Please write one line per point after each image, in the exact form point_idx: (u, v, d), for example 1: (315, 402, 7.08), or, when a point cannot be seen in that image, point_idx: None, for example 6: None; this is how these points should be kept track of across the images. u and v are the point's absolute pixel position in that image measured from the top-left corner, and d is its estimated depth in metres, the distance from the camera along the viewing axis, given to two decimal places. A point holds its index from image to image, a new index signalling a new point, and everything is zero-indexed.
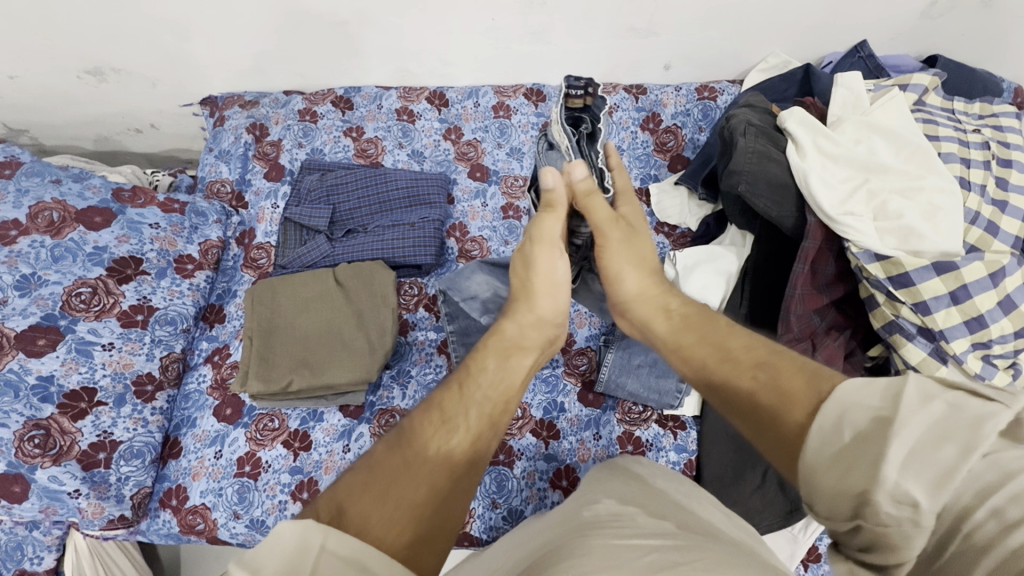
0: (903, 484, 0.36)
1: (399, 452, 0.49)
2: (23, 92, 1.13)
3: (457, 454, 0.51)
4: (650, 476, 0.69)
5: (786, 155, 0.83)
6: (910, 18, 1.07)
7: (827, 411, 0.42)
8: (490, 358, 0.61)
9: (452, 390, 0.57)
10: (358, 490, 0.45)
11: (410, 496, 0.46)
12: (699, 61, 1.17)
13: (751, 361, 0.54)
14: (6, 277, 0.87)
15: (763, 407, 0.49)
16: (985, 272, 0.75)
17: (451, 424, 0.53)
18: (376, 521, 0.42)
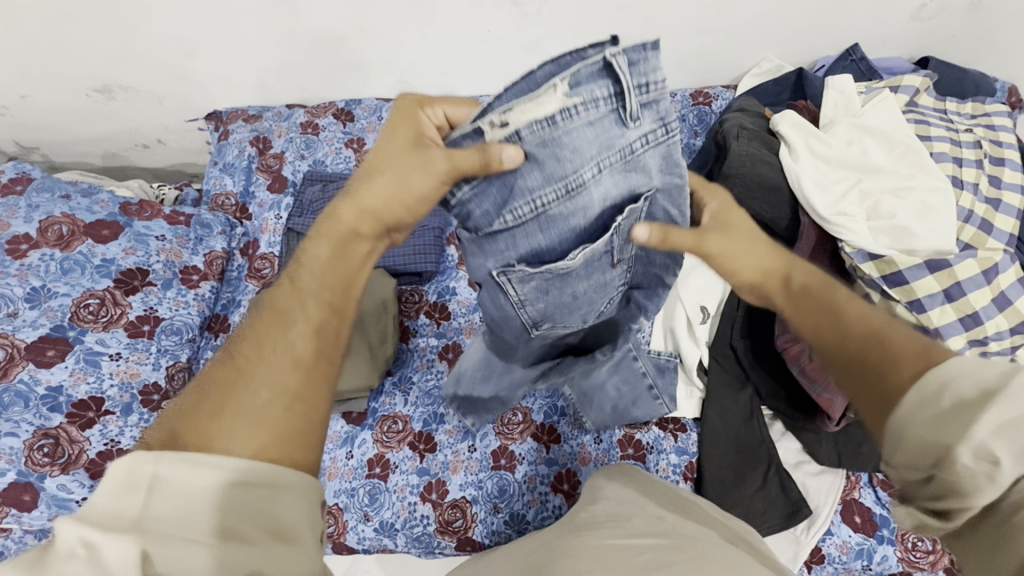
0: (989, 444, 0.36)
1: (228, 366, 0.45)
2: (35, 110, 1.16)
3: (299, 349, 0.47)
4: (650, 484, 0.68)
5: (779, 158, 0.84)
6: (901, 21, 1.09)
7: (927, 379, 0.40)
8: (325, 241, 0.52)
9: (284, 283, 0.51)
10: (191, 416, 0.42)
11: (251, 401, 0.43)
12: (693, 67, 1.18)
13: (865, 323, 0.50)
14: (17, 290, 0.89)
15: (868, 360, 0.47)
16: (978, 270, 0.75)
17: (286, 318, 0.48)
18: (218, 441, 0.40)
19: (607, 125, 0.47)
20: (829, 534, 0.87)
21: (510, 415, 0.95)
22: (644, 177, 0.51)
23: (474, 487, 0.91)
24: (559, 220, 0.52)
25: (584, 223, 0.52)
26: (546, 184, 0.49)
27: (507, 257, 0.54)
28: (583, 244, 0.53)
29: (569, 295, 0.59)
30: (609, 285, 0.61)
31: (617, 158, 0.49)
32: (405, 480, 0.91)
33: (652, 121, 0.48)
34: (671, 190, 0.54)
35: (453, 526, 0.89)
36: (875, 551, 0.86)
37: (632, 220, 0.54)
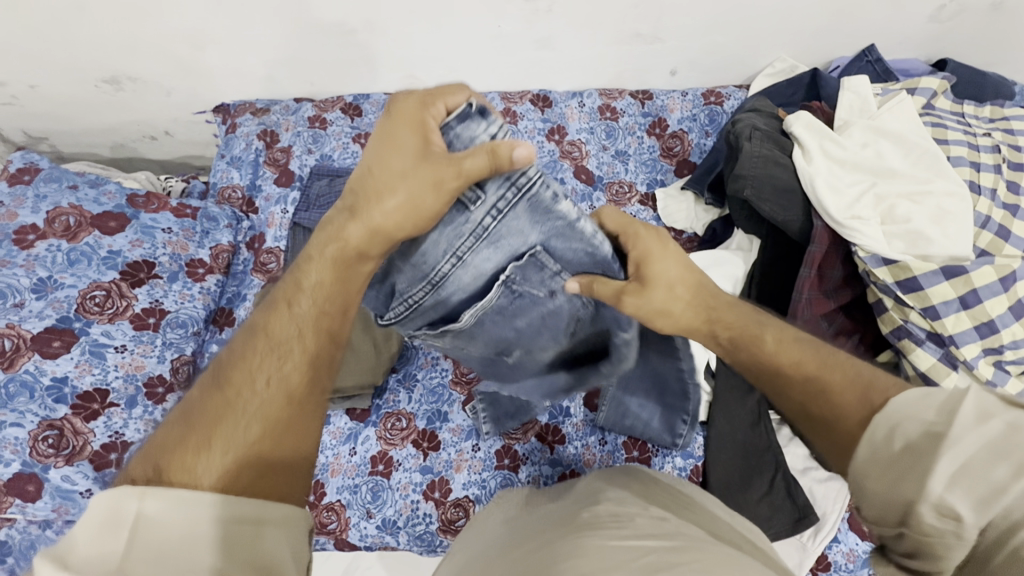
0: (948, 497, 0.39)
1: (218, 395, 0.47)
2: (43, 100, 1.16)
3: (291, 382, 0.50)
4: (642, 482, 0.66)
5: (792, 159, 0.83)
6: (919, 21, 1.07)
7: (880, 424, 0.45)
8: (325, 268, 0.53)
9: (279, 308, 0.53)
10: (176, 447, 0.44)
11: (241, 435, 0.46)
12: (705, 66, 1.17)
13: (808, 381, 0.55)
14: (23, 280, 0.89)
15: (817, 415, 0.53)
16: (995, 276, 0.74)
17: (281, 349, 0.51)
18: (203, 473, 0.42)
19: (453, 212, 0.51)
20: (835, 541, 0.86)
21: None
22: (515, 240, 0.52)
23: (477, 487, 0.90)
24: (451, 294, 0.56)
25: (475, 294, 0.56)
26: (423, 270, 0.54)
27: (416, 327, 0.61)
28: (476, 308, 0.56)
29: (495, 335, 0.64)
30: (544, 323, 0.63)
31: (476, 233, 0.51)
32: (408, 478, 0.91)
33: (498, 190, 0.48)
34: (557, 234, 0.51)
35: (456, 525, 0.89)
36: None
37: (530, 269, 0.55)
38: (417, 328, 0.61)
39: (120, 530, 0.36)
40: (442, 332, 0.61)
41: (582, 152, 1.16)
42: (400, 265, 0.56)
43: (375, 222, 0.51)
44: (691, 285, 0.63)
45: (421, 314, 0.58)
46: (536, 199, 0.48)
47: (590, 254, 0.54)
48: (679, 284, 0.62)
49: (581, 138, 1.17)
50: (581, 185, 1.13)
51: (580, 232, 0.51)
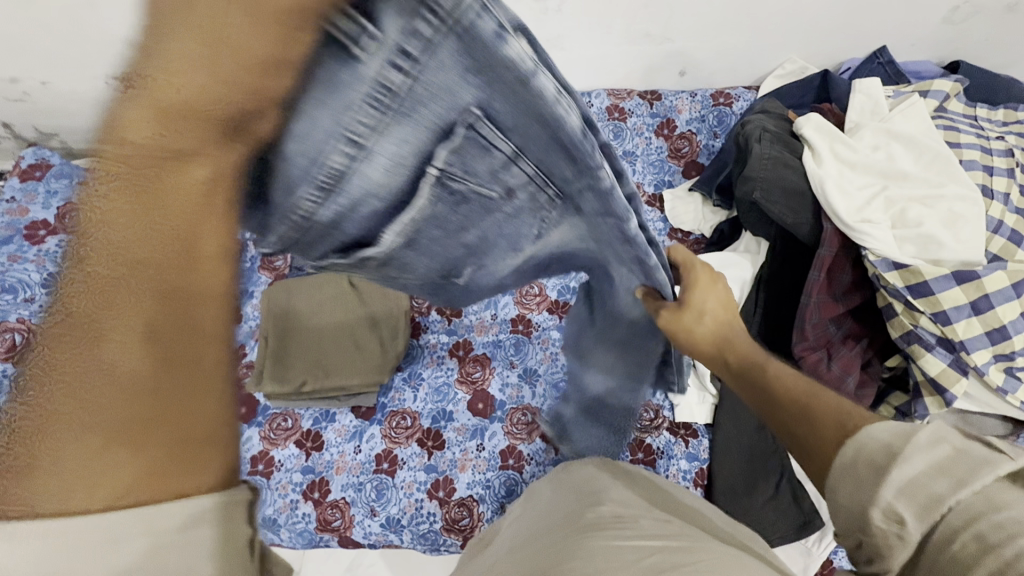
0: (894, 505, 0.33)
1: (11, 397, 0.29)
2: (55, 97, 1.17)
3: (117, 355, 0.29)
4: (641, 484, 0.67)
5: (802, 161, 0.82)
6: (932, 23, 1.06)
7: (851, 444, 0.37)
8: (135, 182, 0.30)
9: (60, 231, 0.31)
10: None
11: (71, 438, 0.28)
12: (715, 67, 1.16)
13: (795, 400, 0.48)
14: (33, 275, 0.91)
15: (798, 434, 0.46)
16: (1008, 282, 0.72)
17: (74, 306, 0.29)
18: (32, 496, 0.27)
19: (329, 64, 0.29)
20: (841, 547, 0.86)
21: (519, 415, 0.95)
22: (443, 107, 0.34)
23: (481, 486, 0.90)
24: (357, 201, 0.38)
25: (396, 192, 0.38)
26: (303, 164, 0.34)
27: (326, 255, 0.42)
28: (405, 217, 0.41)
29: (439, 251, 0.48)
30: (501, 232, 0.49)
31: (378, 94, 0.32)
32: (412, 477, 0.91)
33: (401, 23, 0.29)
34: (501, 92, 0.35)
35: (460, 524, 0.88)
36: None
37: (476, 153, 0.38)
38: (326, 256, 0.43)
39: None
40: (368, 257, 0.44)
41: None
42: (264, 169, 0.33)
43: (162, 100, 0.28)
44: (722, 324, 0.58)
45: (320, 235, 0.40)
46: (468, 34, 0.31)
47: (554, 132, 0.38)
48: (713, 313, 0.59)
49: None
50: None
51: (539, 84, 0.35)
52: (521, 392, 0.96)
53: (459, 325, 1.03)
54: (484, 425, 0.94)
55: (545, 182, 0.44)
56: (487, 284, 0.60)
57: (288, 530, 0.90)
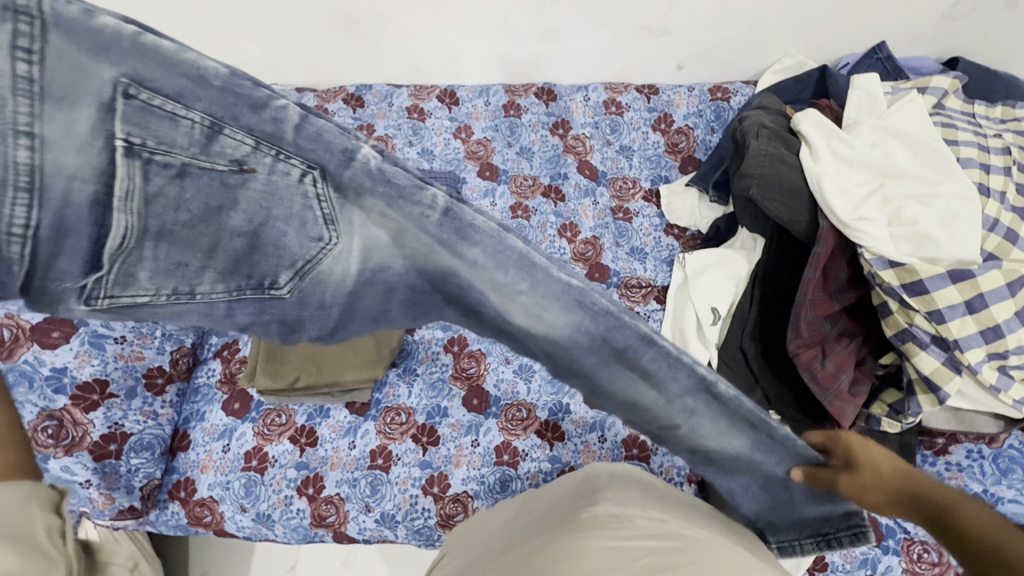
0: None
1: None
2: None
3: None
4: (638, 480, 0.67)
5: (799, 158, 0.82)
6: (931, 18, 1.05)
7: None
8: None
9: None
10: None
11: None
12: (713, 61, 1.15)
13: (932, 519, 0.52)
14: None
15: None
16: (1002, 281, 0.72)
17: None
18: None
19: None
20: None
21: (514, 411, 0.95)
22: (89, 86, 0.38)
23: (476, 482, 0.90)
24: (68, 190, 0.39)
25: (100, 182, 0.40)
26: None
27: (76, 277, 0.41)
28: (122, 198, 0.40)
29: (200, 246, 0.44)
30: (270, 212, 0.44)
31: (25, 86, 0.37)
32: (407, 472, 0.91)
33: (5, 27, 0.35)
34: (156, 110, 0.39)
35: (454, 520, 0.88)
36: (880, 561, 0.85)
37: (165, 124, 0.40)
38: (81, 278, 0.41)
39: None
40: (121, 267, 0.42)
41: (587, 146, 1.15)
42: None
43: None
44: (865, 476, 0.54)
45: (55, 247, 0.40)
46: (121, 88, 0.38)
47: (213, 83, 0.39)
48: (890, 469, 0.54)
49: (585, 133, 1.16)
50: (584, 180, 1.12)
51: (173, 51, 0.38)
52: (516, 388, 0.96)
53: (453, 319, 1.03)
54: (479, 421, 0.94)
55: (274, 146, 0.41)
56: (313, 300, 0.48)
57: (282, 525, 0.89)
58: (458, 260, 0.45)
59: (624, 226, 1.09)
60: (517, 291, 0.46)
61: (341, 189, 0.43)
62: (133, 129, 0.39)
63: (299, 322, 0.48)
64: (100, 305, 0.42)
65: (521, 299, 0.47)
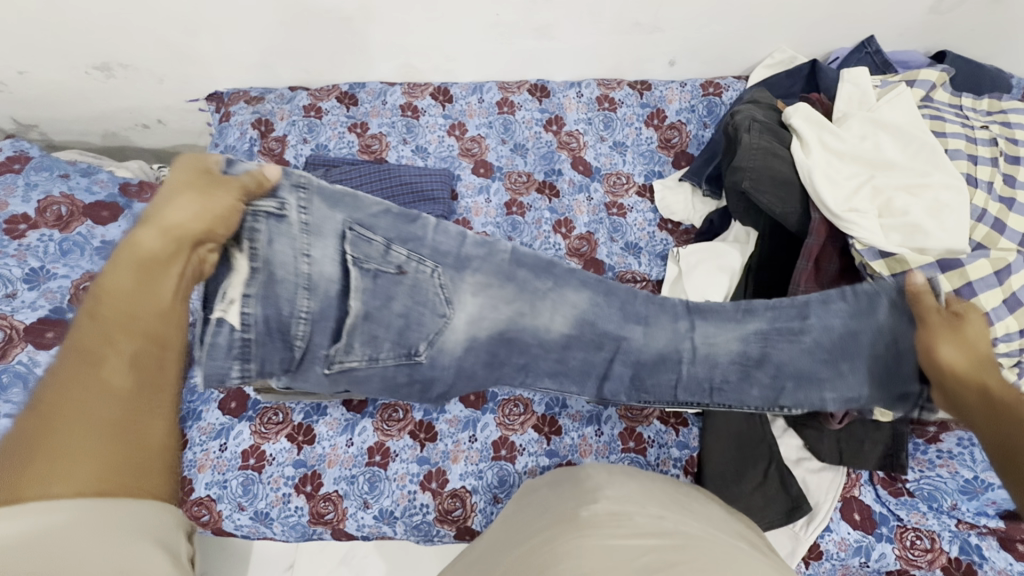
0: None
1: (35, 419, 0.42)
2: (34, 87, 1.13)
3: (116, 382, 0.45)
4: (633, 478, 0.67)
5: (791, 151, 0.83)
6: (919, 12, 1.06)
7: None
8: (127, 270, 0.49)
9: (84, 322, 0.47)
10: (15, 458, 0.40)
11: (77, 440, 0.41)
12: (704, 56, 1.16)
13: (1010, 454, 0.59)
14: (14, 270, 0.88)
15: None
16: (990, 270, 0.73)
17: (99, 358, 0.45)
18: (53, 485, 0.40)
19: (267, 223, 0.56)
20: (828, 531, 0.87)
21: (511, 406, 0.95)
22: (327, 224, 0.60)
23: (474, 477, 0.90)
24: (322, 290, 0.59)
25: (340, 283, 0.60)
26: (289, 279, 0.58)
27: (325, 347, 0.61)
28: (353, 291, 0.61)
29: (386, 322, 0.63)
30: (416, 301, 0.65)
31: (300, 231, 0.58)
32: (405, 468, 0.91)
33: (291, 196, 0.58)
34: (361, 231, 0.61)
35: (452, 515, 0.89)
36: (873, 548, 0.86)
37: (366, 247, 0.62)
38: (329, 347, 0.61)
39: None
40: (347, 340, 0.62)
41: (580, 143, 1.15)
42: (274, 301, 0.57)
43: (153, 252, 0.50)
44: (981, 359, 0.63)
45: (311, 330, 0.59)
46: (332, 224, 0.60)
47: (389, 214, 0.64)
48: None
49: (579, 129, 1.16)
50: (578, 176, 1.13)
51: (366, 200, 0.62)
52: (513, 383, 0.96)
53: None
54: (476, 416, 0.94)
55: (417, 254, 0.65)
56: (440, 361, 0.67)
57: (281, 523, 0.89)
58: (519, 284, 0.69)
59: (618, 221, 1.10)
60: (547, 288, 0.70)
61: (451, 274, 0.66)
62: (348, 253, 0.60)
63: (432, 377, 0.68)
64: (334, 368, 0.62)
65: (550, 295, 0.70)
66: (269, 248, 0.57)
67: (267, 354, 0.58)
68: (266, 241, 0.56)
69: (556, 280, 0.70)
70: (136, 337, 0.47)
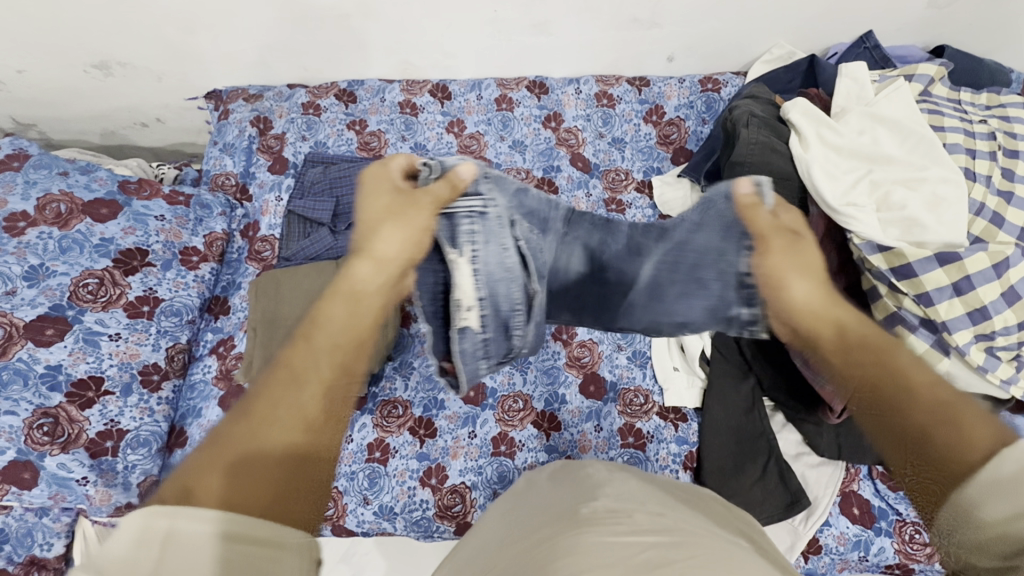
0: None
1: (244, 420, 0.48)
2: (31, 86, 1.13)
3: (308, 407, 0.51)
4: (634, 477, 0.67)
5: (789, 146, 0.83)
6: (917, 7, 1.06)
7: (1007, 456, 0.42)
8: (339, 303, 0.61)
9: (299, 342, 0.57)
10: (203, 467, 0.43)
11: (266, 453, 0.45)
12: (702, 51, 1.16)
13: (892, 383, 0.56)
14: (14, 267, 0.88)
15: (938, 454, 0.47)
16: (988, 263, 0.74)
17: (301, 380, 0.53)
18: (227, 489, 0.41)
19: (477, 221, 0.68)
20: (826, 525, 0.87)
21: (511, 402, 0.95)
22: (503, 213, 0.71)
23: (474, 473, 0.90)
24: (514, 272, 0.70)
25: (526, 272, 0.71)
26: (501, 266, 0.69)
27: (521, 328, 0.71)
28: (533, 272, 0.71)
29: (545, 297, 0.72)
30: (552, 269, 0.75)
31: (498, 222, 0.70)
32: (405, 465, 0.91)
33: (486, 196, 0.70)
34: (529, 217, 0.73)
35: (452, 511, 0.89)
36: (872, 542, 0.87)
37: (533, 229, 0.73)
38: (519, 330, 0.71)
39: (148, 544, 0.36)
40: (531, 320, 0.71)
41: (579, 139, 1.15)
42: (488, 290, 0.68)
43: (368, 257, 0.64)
44: (822, 292, 0.66)
45: (513, 312, 0.70)
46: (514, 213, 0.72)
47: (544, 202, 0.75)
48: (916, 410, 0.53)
49: (578, 126, 1.16)
50: (577, 172, 1.13)
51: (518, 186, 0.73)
52: (513, 379, 0.96)
53: None
54: (475, 413, 0.94)
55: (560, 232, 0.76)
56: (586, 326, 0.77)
57: None
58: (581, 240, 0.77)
59: (617, 218, 1.10)
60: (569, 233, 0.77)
61: (585, 248, 0.77)
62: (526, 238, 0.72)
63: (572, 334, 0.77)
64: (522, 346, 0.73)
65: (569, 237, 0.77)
66: (483, 239, 0.69)
67: (494, 347, 0.71)
68: (477, 235, 0.68)
69: (570, 225, 0.77)
70: (331, 368, 0.56)
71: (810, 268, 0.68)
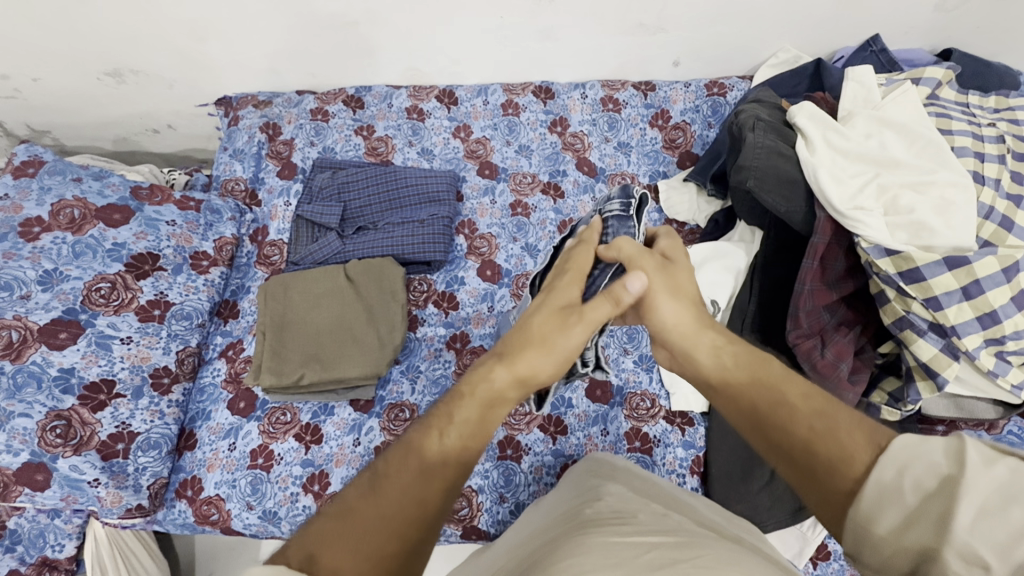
0: (971, 544, 0.37)
1: (365, 491, 0.47)
2: (46, 94, 1.15)
3: (423, 490, 0.47)
4: (635, 480, 0.67)
5: (795, 150, 0.83)
6: (924, 12, 1.06)
7: (884, 464, 0.43)
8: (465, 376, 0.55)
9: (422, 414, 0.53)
10: (325, 535, 0.44)
11: (376, 541, 0.44)
12: (708, 56, 1.16)
13: (768, 400, 0.53)
14: (29, 272, 0.90)
15: (824, 477, 0.46)
16: (998, 267, 0.73)
17: (417, 458, 0.49)
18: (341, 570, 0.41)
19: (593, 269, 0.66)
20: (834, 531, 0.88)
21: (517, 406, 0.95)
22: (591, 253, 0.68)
23: (480, 476, 0.91)
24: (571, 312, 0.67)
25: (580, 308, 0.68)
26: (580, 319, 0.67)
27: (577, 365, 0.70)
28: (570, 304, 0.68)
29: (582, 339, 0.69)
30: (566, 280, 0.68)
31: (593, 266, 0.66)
32: None
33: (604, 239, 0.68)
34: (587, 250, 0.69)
35: (459, 514, 0.89)
36: None
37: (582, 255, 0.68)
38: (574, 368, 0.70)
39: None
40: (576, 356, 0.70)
41: (585, 144, 1.16)
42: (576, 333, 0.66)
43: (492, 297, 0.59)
44: (689, 304, 0.62)
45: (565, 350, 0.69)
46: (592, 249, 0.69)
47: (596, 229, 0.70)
48: (803, 422, 0.50)
49: (583, 130, 1.17)
50: (583, 176, 1.13)
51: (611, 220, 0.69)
52: None
53: (456, 317, 1.03)
54: None
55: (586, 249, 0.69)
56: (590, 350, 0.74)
57: (289, 522, 0.89)
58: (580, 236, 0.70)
59: None
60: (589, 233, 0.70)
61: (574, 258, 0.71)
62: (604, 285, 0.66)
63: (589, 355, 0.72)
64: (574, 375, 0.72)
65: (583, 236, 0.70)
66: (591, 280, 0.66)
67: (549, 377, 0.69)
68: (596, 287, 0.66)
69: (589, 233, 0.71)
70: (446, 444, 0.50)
71: (678, 289, 0.61)
